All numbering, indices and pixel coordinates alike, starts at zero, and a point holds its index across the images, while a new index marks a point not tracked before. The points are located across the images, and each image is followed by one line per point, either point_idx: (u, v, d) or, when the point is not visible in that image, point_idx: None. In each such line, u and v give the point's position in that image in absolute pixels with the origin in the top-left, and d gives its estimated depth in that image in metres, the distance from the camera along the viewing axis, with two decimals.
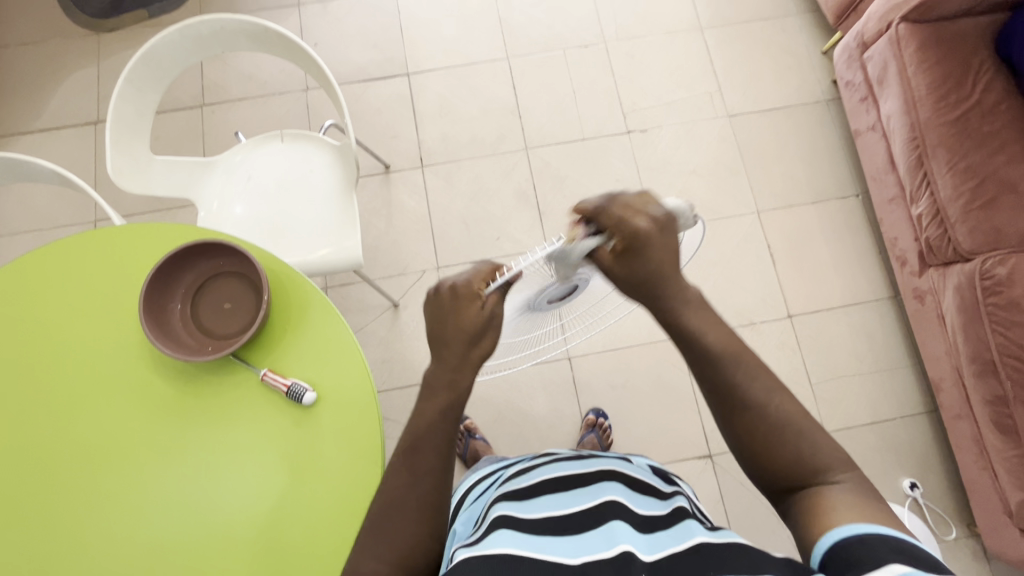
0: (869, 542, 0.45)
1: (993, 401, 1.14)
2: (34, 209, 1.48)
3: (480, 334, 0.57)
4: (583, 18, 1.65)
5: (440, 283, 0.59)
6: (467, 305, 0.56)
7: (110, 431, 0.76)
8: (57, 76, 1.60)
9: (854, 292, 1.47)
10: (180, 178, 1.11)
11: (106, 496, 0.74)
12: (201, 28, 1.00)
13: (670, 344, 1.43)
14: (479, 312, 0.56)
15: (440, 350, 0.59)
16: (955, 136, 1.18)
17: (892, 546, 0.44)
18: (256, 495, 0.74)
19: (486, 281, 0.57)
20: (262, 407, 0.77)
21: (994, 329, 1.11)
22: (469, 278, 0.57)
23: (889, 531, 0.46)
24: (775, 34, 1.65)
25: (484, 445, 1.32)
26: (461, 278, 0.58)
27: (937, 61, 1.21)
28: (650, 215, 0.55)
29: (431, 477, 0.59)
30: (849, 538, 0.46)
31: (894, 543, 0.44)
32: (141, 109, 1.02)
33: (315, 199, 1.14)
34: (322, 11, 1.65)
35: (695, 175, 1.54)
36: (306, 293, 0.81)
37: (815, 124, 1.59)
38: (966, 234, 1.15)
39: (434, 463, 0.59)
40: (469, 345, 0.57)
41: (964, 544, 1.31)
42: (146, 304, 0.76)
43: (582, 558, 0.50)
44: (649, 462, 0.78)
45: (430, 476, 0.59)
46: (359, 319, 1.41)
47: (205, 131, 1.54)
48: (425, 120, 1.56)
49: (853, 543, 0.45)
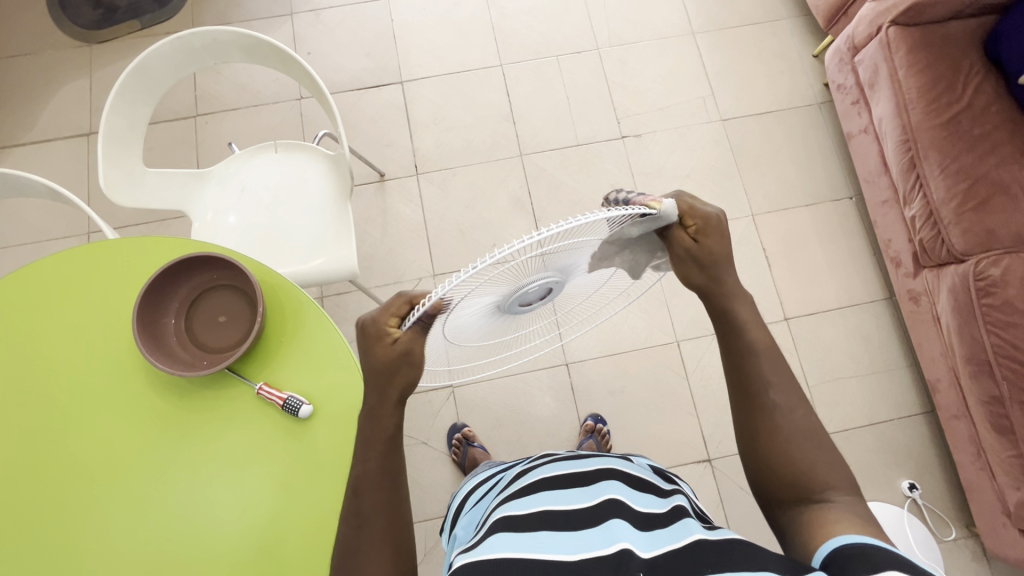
0: (866, 552, 0.44)
1: (989, 402, 1.14)
2: (27, 222, 1.48)
3: (392, 372, 0.58)
4: (576, 24, 1.65)
5: (358, 320, 0.59)
6: (377, 344, 0.57)
7: (105, 446, 0.76)
8: (50, 87, 1.60)
9: (849, 294, 1.47)
10: (173, 190, 1.11)
11: (101, 512, 0.73)
12: (193, 40, 1.00)
13: (667, 349, 1.43)
14: (391, 349, 0.56)
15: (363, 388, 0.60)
16: (946, 138, 1.19)
17: (888, 556, 0.43)
18: (254, 510, 0.73)
19: (396, 317, 0.56)
20: (259, 420, 0.77)
21: (988, 330, 1.11)
22: (377, 316, 0.57)
23: (887, 545, 0.45)
24: (766, 39, 1.66)
25: (483, 453, 1.31)
26: (371, 316, 0.57)
27: (927, 64, 1.21)
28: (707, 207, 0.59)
29: None
30: (842, 546, 0.46)
31: (889, 553, 0.44)
32: (133, 122, 1.02)
33: (310, 209, 1.14)
34: (315, 20, 1.65)
35: (689, 180, 1.54)
36: (300, 305, 0.81)
37: (808, 126, 1.59)
38: (959, 235, 1.16)
39: None
40: (382, 383, 0.58)
41: (963, 544, 1.31)
42: (139, 320, 0.76)
43: (581, 555, 0.50)
44: (648, 461, 0.78)
45: None
46: (355, 328, 1.41)
47: (199, 141, 1.54)
48: (420, 127, 1.56)
49: (852, 552, 0.45)
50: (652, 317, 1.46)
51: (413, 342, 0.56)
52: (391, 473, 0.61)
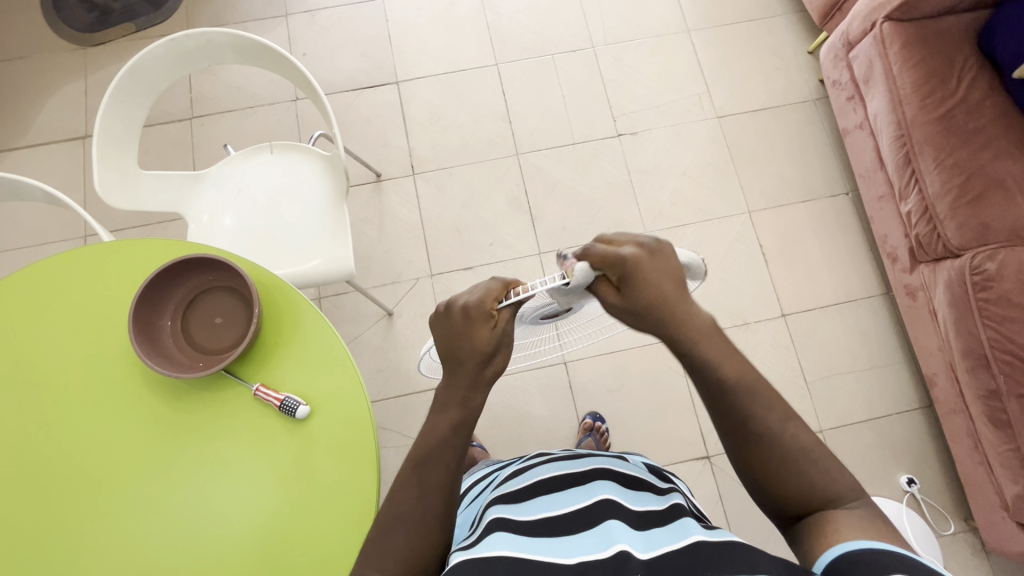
0: (873, 556, 0.45)
1: (986, 396, 1.14)
2: (23, 226, 1.47)
3: (491, 354, 0.59)
4: (571, 23, 1.65)
5: (451, 303, 0.60)
6: (478, 325, 0.58)
7: (103, 448, 0.76)
8: (45, 91, 1.59)
9: (846, 290, 1.48)
10: (169, 192, 1.11)
11: (100, 514, 0.73)
12: (187, 42, 1.00)
13: (665, 346, 1.43)
14: (491, 332, 0.58)
15: (452, 369, 0.61)
16: (941, 133, 1.19)
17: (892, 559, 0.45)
18: (252, 512, 0.73)
19: (497, 299, 0.59)
20: (256, 421, 0.77)
21: (985, 324, 1.11)
22: (480, 298, 0.59)
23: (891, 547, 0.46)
24: (761, 36, 1.66)
25: (482, 452, 1.31)
26: (473, 298, 0.59)
27: (922, 59, 1.22)
28: (639, 242, 0.60)
29: (421, 491, 0.60)
30: (848, 551, 0.47)
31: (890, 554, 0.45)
32: (127, 125, 1.02)
33: (305, 210, 1.14)
34: (310, 21, 1.65)
35: (686, 177, 1.54)
36: (296, 306, 0.81)
37: (804, 123, 1.60)
38: (955, 230, 1.16)
39: (423, 472, 0.60)
40: (481, 365, 0.60)
41: (962, 538, 1.32)
42: (136, 322, 0.76)
43: (578, 557, 0.50)
44: (644, 459, 0.78)
45: (420, 490, 0.60)
46: (353, 329, 1.41)
47: (194, 143, 1.54)
48: (416, 127, 1.56)
49: (858, 559, 0.46)
50: None
51: (510, 324, 0.59)
52: (411, 462, 0.61)
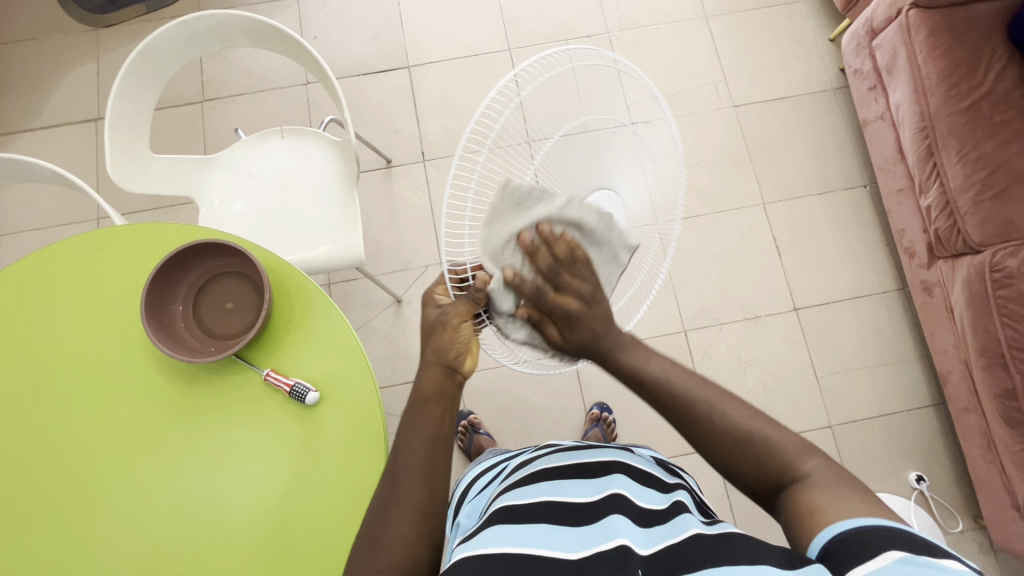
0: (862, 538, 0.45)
1: (1001, 395, 1.12)
2: (37, 208, 1.49)
3: (430, 329, 0.60)
4: (585, 7, 1.61)
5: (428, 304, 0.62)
6: (428, 307, 0.62)
7: (115, 430, 0.76)
8: (58, 72, 1.59)
9: (861, 284, 1.46)
10: (181, 176, 1.11)
11: (111, 493, 0.74)
12: (198, 25, 0.98)
13: (675, 339, 1.42)
14: (433, 311, 0.61)
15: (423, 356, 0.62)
16: (965, 125, 1.16)
17: (886, 536, 0.45)
18: (260, 495, 0.74)
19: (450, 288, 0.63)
20: (266, 406, 0.77)
21: (1003, 322, 1.09)
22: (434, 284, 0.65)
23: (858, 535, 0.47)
24: (780, 22, 1.62)
25: (489, 440, 1.32)
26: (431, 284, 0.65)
27: (948, 49, 1.18)
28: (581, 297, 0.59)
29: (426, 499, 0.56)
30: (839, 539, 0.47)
31: (884, 530, 0.45)
32: (138, 107, 1.02)
33: (316, 197, 1.13)
34: (321, 3, 1.63)
35: (699, 167, 1.52)
36: (307, 292, 0.81)
37: (823, 113, 1.56)
38: (976, 226, 1.13)
39: (422, 473, 0.57)
40: (423, 345, 0.61)
41: (970, 537, 1.31)
42: (148, 306, 0.76)
43: (582, 552, 0.51)
44: (651, 453, 0.77)
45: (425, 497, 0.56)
46: (363, 315, 1.42)
47: (205, 127, 1.54)
48: (426, 113, 1.54)
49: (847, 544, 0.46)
50: (660, 306, 1.44)
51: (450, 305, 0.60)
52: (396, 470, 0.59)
